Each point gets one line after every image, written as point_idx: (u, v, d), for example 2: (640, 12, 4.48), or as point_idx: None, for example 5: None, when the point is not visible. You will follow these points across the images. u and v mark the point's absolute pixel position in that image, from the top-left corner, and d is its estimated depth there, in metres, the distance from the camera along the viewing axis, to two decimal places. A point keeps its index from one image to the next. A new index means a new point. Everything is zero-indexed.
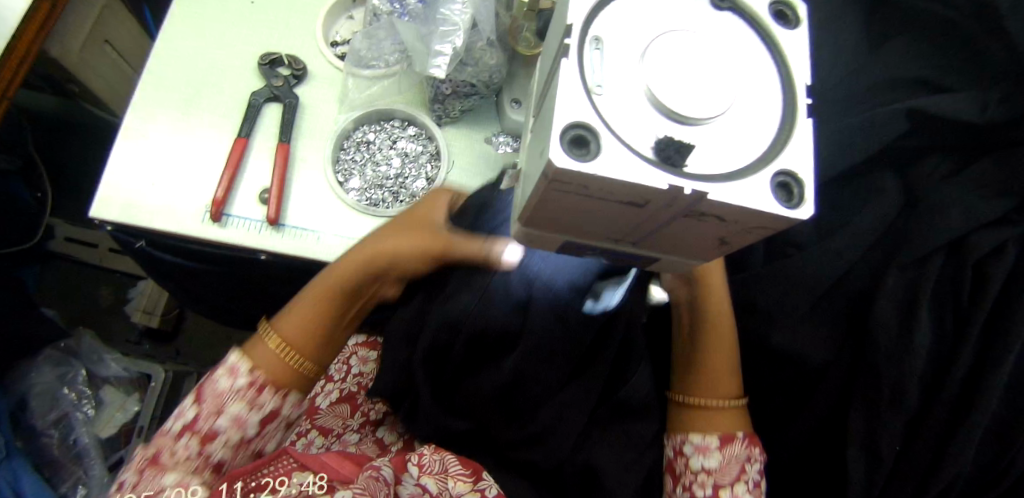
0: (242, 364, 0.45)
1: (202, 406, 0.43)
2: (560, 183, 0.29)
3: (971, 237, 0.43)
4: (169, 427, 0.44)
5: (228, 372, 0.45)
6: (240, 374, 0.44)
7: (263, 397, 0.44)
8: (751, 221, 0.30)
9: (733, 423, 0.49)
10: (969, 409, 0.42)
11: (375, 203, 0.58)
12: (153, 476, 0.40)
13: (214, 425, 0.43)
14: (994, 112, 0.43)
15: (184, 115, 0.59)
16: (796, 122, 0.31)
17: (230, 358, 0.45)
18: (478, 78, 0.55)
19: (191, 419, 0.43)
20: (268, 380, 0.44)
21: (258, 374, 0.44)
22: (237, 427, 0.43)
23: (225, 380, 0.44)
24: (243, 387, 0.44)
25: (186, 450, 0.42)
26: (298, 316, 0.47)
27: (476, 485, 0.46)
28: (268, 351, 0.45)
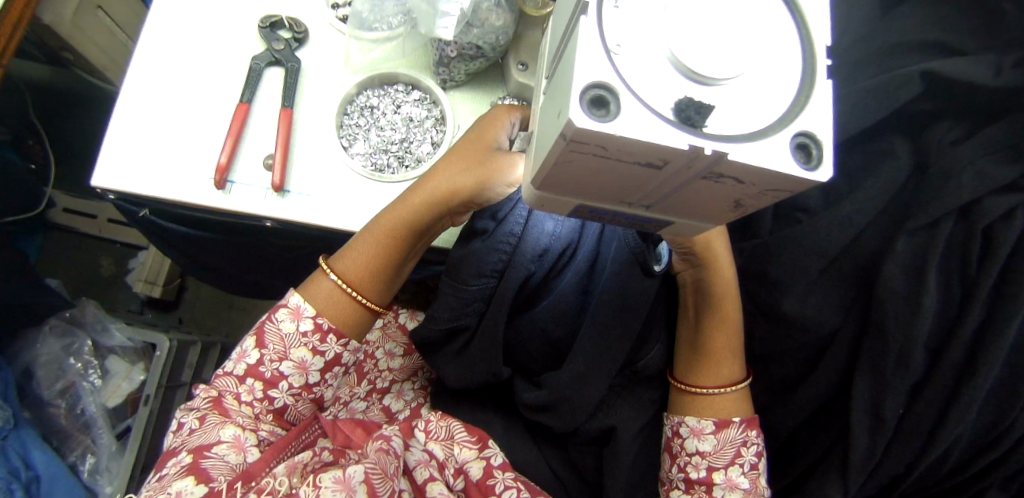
0: (305, 309, 0.52)
1: (265, 351, 0.52)
2: (578, 144, 0.28)
3: (983, 202, 0.42)
4: (231, 370, 0.52)
5: (290, 316, 0.52)
6: (304, 318, 0.52)
7: (323, 344, 0.52)
8: (769, 183, 0.30)
9: (730, 409, 0.53)
10: (975, 372, 0.43)
11: (381, 168, 0.58)
12: (215, 426, 0.48)
13: (278, 369, 0.52)
14: (1010, 75, 0.42)
15: (184, 80, 0.57)
16: (816, 84, 0.31)
17: (294, 301, 0.52)
18: (483, 40, 0.53)
19: (255, 363, 0.52)
20: (332, 325, 0.53)
21: (322, 319, 0.52)
22: (300, 371, 0.52)
23: (286, 324, 0.52)
24: (309, 332, 0.52)
25: (252, 393, 0.51)
26: (354, 260, 0.53)
27: (480, 453, 0.56)
28: (329, 287, 0.53)
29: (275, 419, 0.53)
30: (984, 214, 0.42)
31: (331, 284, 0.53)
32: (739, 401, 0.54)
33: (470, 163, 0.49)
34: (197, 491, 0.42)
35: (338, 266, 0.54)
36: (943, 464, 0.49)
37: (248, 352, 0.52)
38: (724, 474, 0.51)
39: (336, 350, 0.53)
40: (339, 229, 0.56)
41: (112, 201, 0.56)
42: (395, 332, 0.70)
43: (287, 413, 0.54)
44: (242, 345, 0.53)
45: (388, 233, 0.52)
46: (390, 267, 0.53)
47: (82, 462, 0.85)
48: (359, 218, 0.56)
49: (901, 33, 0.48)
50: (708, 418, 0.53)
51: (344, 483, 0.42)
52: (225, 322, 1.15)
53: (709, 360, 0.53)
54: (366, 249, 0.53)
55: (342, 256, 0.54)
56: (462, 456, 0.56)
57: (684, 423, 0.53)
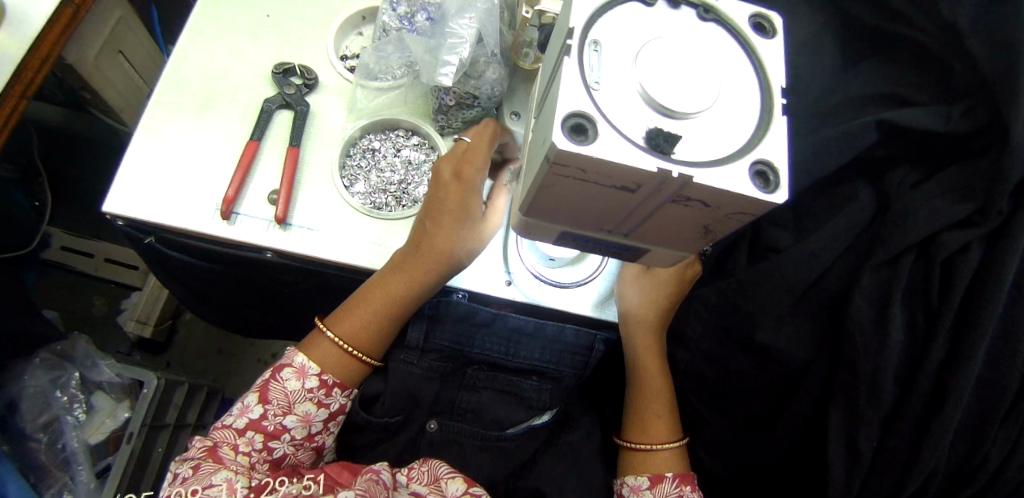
0: (309, 367, 0.52)
1: (269, 406, 0.50)
2: (561, 167, 0.31)
3: (939, 237, 0.46)
4: (230, 422, 0.49)
5: (296, 375, 0.52)
6: (309, 377, 0.51)
7: (329, 398, 0.52)
8: (733, 206, 0.33)
9: (665, 465, 0.55)
10: (943, 401, 0.45)
11: (379, 207, 0.61)
12: (209, 473, 0.44)
13: (281, 423, 0.50)
14: (958, 122, 0.47)
15: (197, 119, 0.61)
16: (772, 121, 0.35)
17: (298, 359, 0.52)
18: (481, 91, 0.58)
19: (258, 417, 0.50)
20: (336, 378, 0.53)
21: (326, 375, 0.52)
22: (303, 423, 0.51)
23: (292, 382, 0.51)
24: (314, 389, 0.52)
25: (251, 444, 0.48)
26: (352, 322, 0.54)
27: (469, 489, 0.48)
28: (331, 348, 0.54)
29: (271, 470, 0.49)
30: (942, 248, 0.45)
31: (333, 345, 0.54)
32: (672, 458, 0.55)
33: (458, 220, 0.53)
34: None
35: (338, 327, 0.54)
36: None
37: (251, 407, 0.50)
38: None
39: (341, 401, 0.53)
40: (334, 262, 0.58)
41: (120, 227, 0.59)
42: None
43: (284, 463, 0.51)
44: (244, 400, 0.51)
45: (389, 302, 0.54)
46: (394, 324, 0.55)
47: None
48: (356, 250, 0.58)
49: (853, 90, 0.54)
50: (645, 474, 0.54)
51: None
52: (213, 366, 1.14)
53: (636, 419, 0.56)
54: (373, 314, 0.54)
55: (341, 318, 0.54)
56: (451, 491, 0.48)
57: (623, 482, 0.55)
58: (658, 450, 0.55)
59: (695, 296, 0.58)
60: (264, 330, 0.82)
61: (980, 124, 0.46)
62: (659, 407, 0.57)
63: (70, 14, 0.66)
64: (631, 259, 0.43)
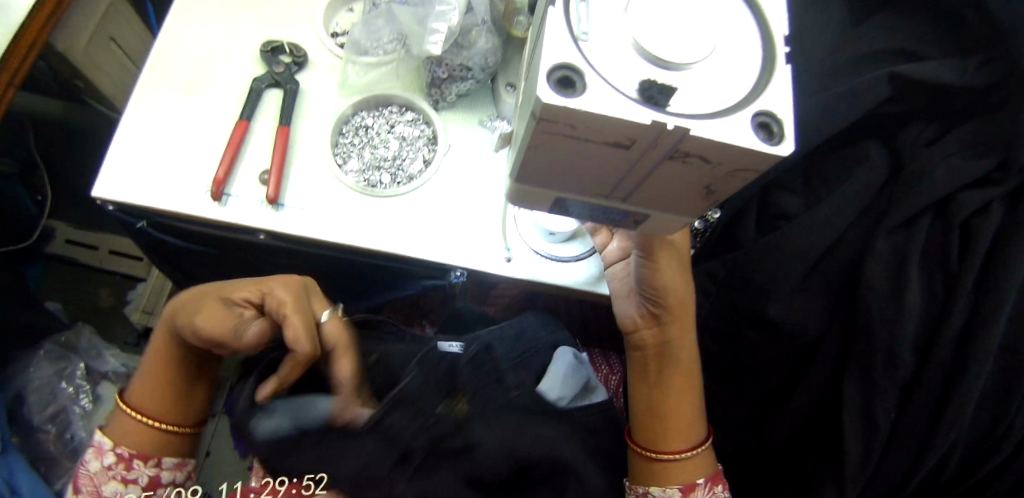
0: (104, 444, 0.50)
1: (67, 487, 0.48)
2: (548, 124, 0.30)
3: (956, 197, 0.43)
4: (85, 495, 0.48)
5: (95, 455, 0.49)
6: (104, 454, 0.49)
7: (130, 472, 0.49)
8: (734, 162, 0.31)
9: (695, 471, 0.52)
10: (965, 370, 0.42)
11: (373, 184, 0.59)
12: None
13: (124, 491, 0.49)
14: (974, 75, 0.44)
15: (187, 99, 0.60)
16: (775, 69, 0.33)
17: (97, 439, 0.50)
18: (473, 61, 0.56)
19: None
20: (136, 450, 0.50)
21: (120, 447, 0.49)
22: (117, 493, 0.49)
23: (92, 463, 0.49)
24: (112, 466, 0.49)
25: None
26: (142, 382, 0.52)
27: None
28: (129, 420, 0.51)
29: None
30: (960, 208, 0.43)
31: (128, 413, 0.51)
32: (704, 459, 0.52)
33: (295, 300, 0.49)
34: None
35: (131, 391, 0.52)
36: (943, 475, 0.47)
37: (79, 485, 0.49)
38: None
39: (147, 474, 0.50)
40: (328, 242, 0.56)
41: (109, 211, 0.58)
42: None
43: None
44: (24, 488, 0.48)
45: (168, 361, 0.52)
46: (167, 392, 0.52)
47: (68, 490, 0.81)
48: (351, 229, 0.57)
49: (862, 48, 0.51)
50: (674, 486, 0.51)
51: None
52: None
53: (666, 419, 0.52)
54: (164, 363, 0.52)
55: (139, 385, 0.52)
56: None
57: (649, 493, 0.50)
58: (692, 454, 0.52)
59: (706, 270, 0.57)
60: None
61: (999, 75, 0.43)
62: (688, 406, 0.53)
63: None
64: (632, 226, 0.42)
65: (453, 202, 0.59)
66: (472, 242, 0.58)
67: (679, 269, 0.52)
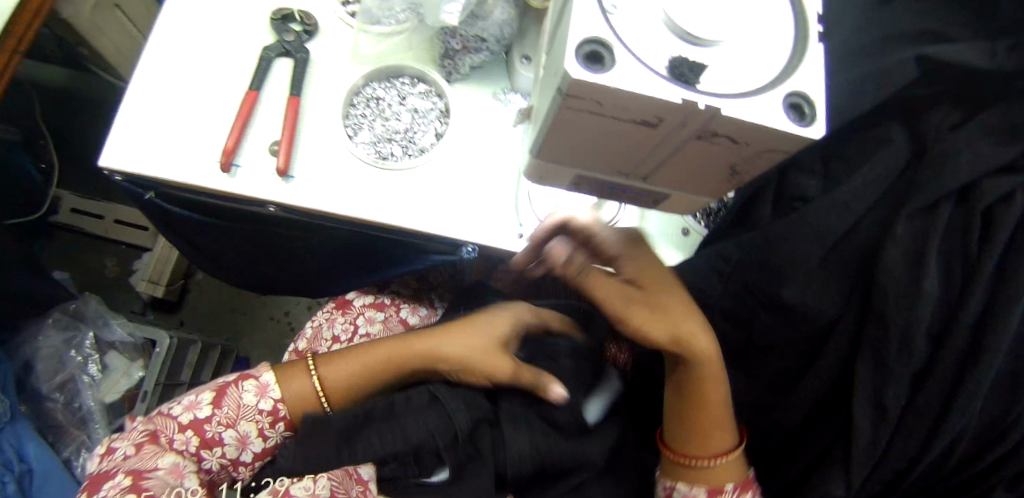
0: (272, 389, 0.52)
1: (218, 412, 0.51)
2: (575, 101, 0.29)
3: (980, 184, 0.42)
4: (176, 414, 0.52)
5: (254, 391, 0.52)
6: (268, 398, 0.51)
7: (271, 429, 0.52)
8: (764, 143, 0.30)
9: (723, 476, 0.51)
10: (979, 357, 0.42)
11: (384, 156, 0.58)
12: (153, 454, 0.49)
13: (219, 433, 0.51)
14: (1003, 59, 0.42)
15: (194, 67, 0.59)
16: (808, 48, 0.32)
17: (265, 378, 0.52)
18: (488, 32, 0.55)
19: (202, 419, 0.51)
20: (288, 412, 0.53)
21: (281, 405, 0.52)
22: (238, 442, 0.52)
23: (248, 396, 0.52)
24: (264, 413, 0.51)
25: (186, 444, 0.51)
26: (338, 374, 0.54)
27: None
28: (303, 386, 0.53)
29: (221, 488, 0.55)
30: (984, 195, 0.42)
31: (310, 385, 0.53)
32: (734, 465, 0.51)
33: (468, 339, 0.52)
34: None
35: (326, 373, 0.54)
36: (950, 459, 0.47)
37: (201, 405, 0.52)
38: None
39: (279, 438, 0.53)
40: (340, 215, 0.56)
41: (117, 182, 0.57)
42: (397, 326, 0.70)
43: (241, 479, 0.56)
44: (198, 395, 0.52)
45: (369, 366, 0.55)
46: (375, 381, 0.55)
47: (76, 457, 0.85)
48: (363, 202, 0.56)
49: (890, 25, 0.49)
50: (702, 486, 0.51)
51: None
52: (228, 325, 1.15)
53: (694, 426, 0.49)
54: (358, 364, 0.55)
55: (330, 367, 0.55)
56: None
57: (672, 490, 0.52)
58: (718, 463, 0.51)
59: (714, 254, 0.55)
60: (274, 288, 0.82)
61: None
62: (719, 405, 0.49)
63: None
64: (653, 205, 0.41)
65: (465, 177, 0.58)
66: (484, 219, 0.57)
67: (676, 302, 0.47)
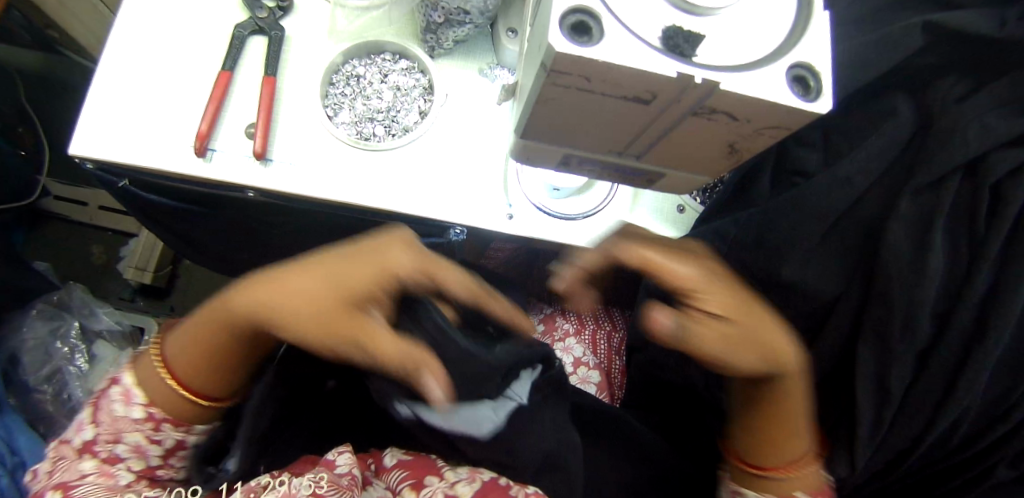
0: (134, 392, 0.44)
1: (99, 429, 0.43)
2: (561, 77, 0.27)
3: (989, 158, 0.41)
4: (70, 439, 0.44)
5: (122, 398, 0.44)
6: (132, 405, 0.43)
7: (159, 433, 0.44)
8: (766, 118, 0.29)
9: (803, 481, 0.48)
10: (984, 336, 0.41)
11: (367, 137, 0.56)
12: (71, 463, 0.43)
13: (113, 451, 0.43)
14: (1013, 28, 0.40)
15: (164, 46, 0.56)
16: (813, 15, 0.29)
17: (125, 381, 0.44)
18: (470, 5, 0.51)
19: (90, 439, 0.43)
20: (166, 414, 0.44)
21: (151, 408, 0.43)
22: (138, 454, 0.44)
23: (117, 406, 0.43)
24: (136, 423, 0.43)
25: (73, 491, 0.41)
26: (182, 344, 0.44)
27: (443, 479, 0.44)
28: (155, 375, 0.44)
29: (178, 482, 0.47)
30: (992, 169, 0.40)
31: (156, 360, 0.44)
32: (813, 472, 0.48)
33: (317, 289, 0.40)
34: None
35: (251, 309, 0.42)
36: (952, 438, 0.47)
37: (83, 426, 0.44)
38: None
39: (176, 437, 0.45)
40: (324, 200, 0.54)
41: (89, 169, 0.55)
42: None
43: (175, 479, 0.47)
44: (79, 416, 0.45)
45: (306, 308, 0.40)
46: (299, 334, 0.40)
47: None
48: (346, 186, 0.54)
49: None
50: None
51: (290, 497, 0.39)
52: None
53: (766, 440, 0.47)
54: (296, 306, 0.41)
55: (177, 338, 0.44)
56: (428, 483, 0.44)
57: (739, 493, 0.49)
58: (805, 464, 0.47)
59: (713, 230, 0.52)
60: None
61: None
62: (796, 410, 0.46)
63: None
64: (646, 186, 0.39)
65: (453, 158, 0.56)
66: (474, 200, 0.55)
67: (757, 314, 0.43)
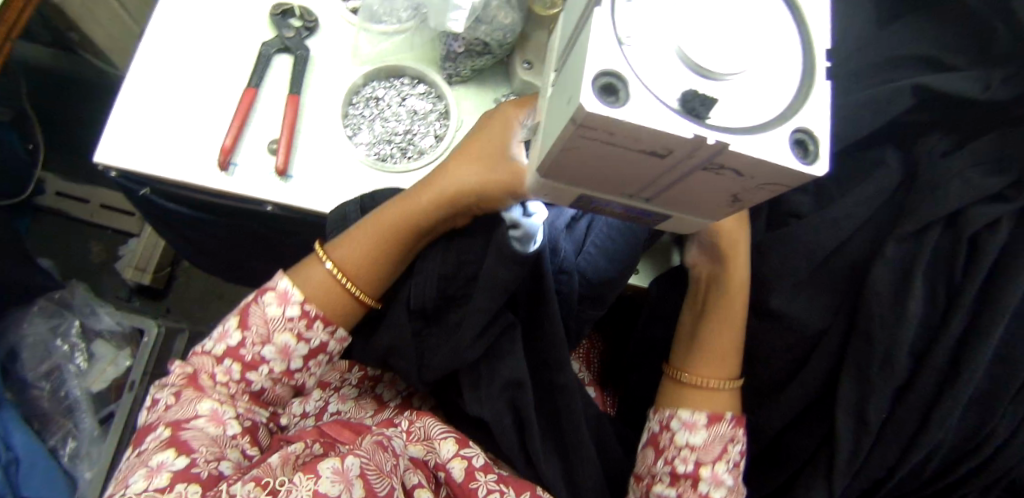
0: (291, 292, 0.53)
1: (247, 333, 0.53)
2: (586, 129, 0.29)
3: (969, 211, 0.44)
4: (211, 350, 0.54)
5: (276, 300, 0.53)
6: (291, 304, 0.53)
7: (309, 330, 0.53)
8: (767, 176, 0.31)
9: (723, 405, 0.51)
10: (957, 376, 0.45)
11: (383, 158, 0.58)
12: (192, 401, 0.51)
13: (259, 352, 0.53)
14: (997, 91, 0.44)
15: (191, 60, 0.58)
16: (814, 85, 0.32)
17: (280, 285, 0.53)
18: (491, 37, 0.55)
19: (237, 345, 0.53)
20: (320, 310, 0.53)
21: (309, 305, 0.53)
22: (282, 356, 0.54)
23: (271, 308, 0.53)
24: (294, 318, 0.53)
25: (230, 373, 0.53)
26: (349, 247, 0.52)
27: (460, 451, 0.53)
28: (322, 275, 0.53)
29: (250, 399, 0.55)
30: (972, 221, 0.43)
31: (324, 271, 0.53)
32: (729, 399, 0.51)
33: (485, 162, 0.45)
34: (179, 461, 0.45)
35: (333, 253, 0.53)
36: (926, 467, 0.51)
37: (231, 333, 0.54)
38: (711, 470, 0.48)
39: (323, 338, 0.54)
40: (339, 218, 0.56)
41: (113, 177, 0.57)
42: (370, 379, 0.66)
43: (263, 394, 0.55)
44: (225, 326, 0.54)
45: (397, 231, 0.50)
46: (393, 252, 0.51)
47: (63, 446, 0.86)
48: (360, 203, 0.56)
49: (886, 50, 0.51)
50: (702, 411, 0.50)
51: (341, 474, 0.42)
52: (214, 313, 1.14)
53: (702, 347, 0.51)
54: (377, 237, 0.51)
55: (340, 245, 0.53)
56: (444, 452, 0.53)
57: (674, 415, 0.50)
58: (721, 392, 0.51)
59: None
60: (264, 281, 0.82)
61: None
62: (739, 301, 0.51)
63: None
64: (650, 225, 0.42)
65: None
66: None
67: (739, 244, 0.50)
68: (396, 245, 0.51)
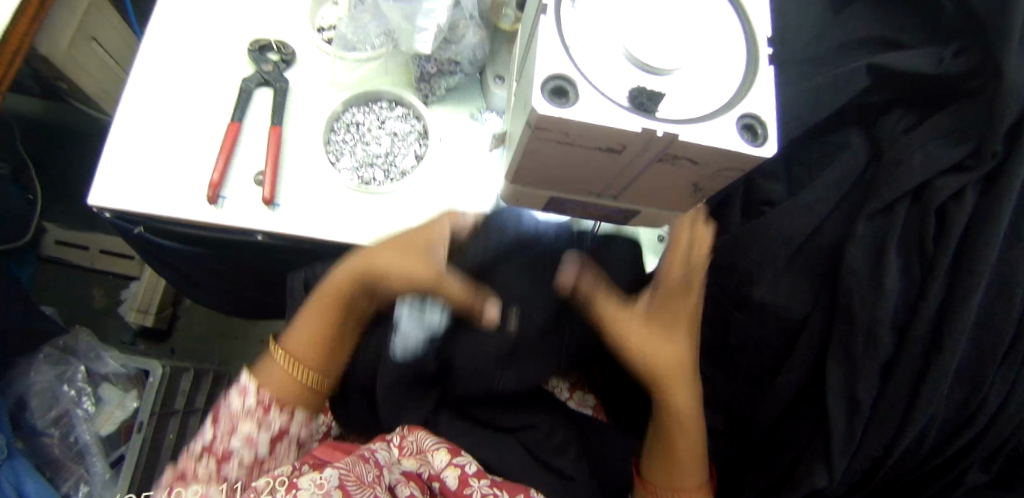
0: (251, 384, 0.52)
1: (214, 430, 0.50)
2: (543, 131, 0.31)
3: (934, 183, 0.45)
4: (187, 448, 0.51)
5: (239, 396, 0.51)
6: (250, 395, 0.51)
7: (270, 417, 0.51)
8: (722, 162, 0.33)
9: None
10: (940, 347, 0.45)
11: (367, 181, 0.60)
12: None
13: (228, 447, 0.49)
14: (949, 65, 0.45)
15: (175, 100, 0.60)
16: (758, 70, 0.34)
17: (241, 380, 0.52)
18: (461, 55, 0.57)
19: (208, 442, 0.50)
20: (276, 400, 0.51)
21: (264, 394, 0.51)
22: (249, 445, 0.50)
23: (235, 404, 0.51)
24: (254, 407, 0.51)
25: (205, 472, 0.49)
26: (298, 333, 0.53)
27: (454, 460, 0.51)
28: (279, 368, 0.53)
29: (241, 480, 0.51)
30: (937, 193, 0.44)
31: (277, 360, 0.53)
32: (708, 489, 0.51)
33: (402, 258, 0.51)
34: None
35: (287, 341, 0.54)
36: (924, 441, 0.51)
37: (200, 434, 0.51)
38: None
39: (283, 422, 0.51)
40: (329, 241, 0.58)
41: (107, 219, 0.58)
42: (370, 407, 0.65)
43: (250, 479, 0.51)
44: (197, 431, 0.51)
45: (333, 300, 0.52)
46: (335, 329, 0.53)
47: (76, 491, 0.86)
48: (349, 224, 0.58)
49: (841, 36, 0.52)
50: None
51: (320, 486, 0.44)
52: (217, 350, 1.16)
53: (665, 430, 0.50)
54: (318, 309, 0.52)
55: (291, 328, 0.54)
56: (437, 462, 0.51)
57: None
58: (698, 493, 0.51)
59: None
60: (264, 311, 0.83)
61: (975, 63, 0.44)
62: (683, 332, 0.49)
63: (36, 6, 0.63)
64: (625, 220, 0.43)
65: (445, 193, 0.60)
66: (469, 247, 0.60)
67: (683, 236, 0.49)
68: (332, 318, 0.53)
